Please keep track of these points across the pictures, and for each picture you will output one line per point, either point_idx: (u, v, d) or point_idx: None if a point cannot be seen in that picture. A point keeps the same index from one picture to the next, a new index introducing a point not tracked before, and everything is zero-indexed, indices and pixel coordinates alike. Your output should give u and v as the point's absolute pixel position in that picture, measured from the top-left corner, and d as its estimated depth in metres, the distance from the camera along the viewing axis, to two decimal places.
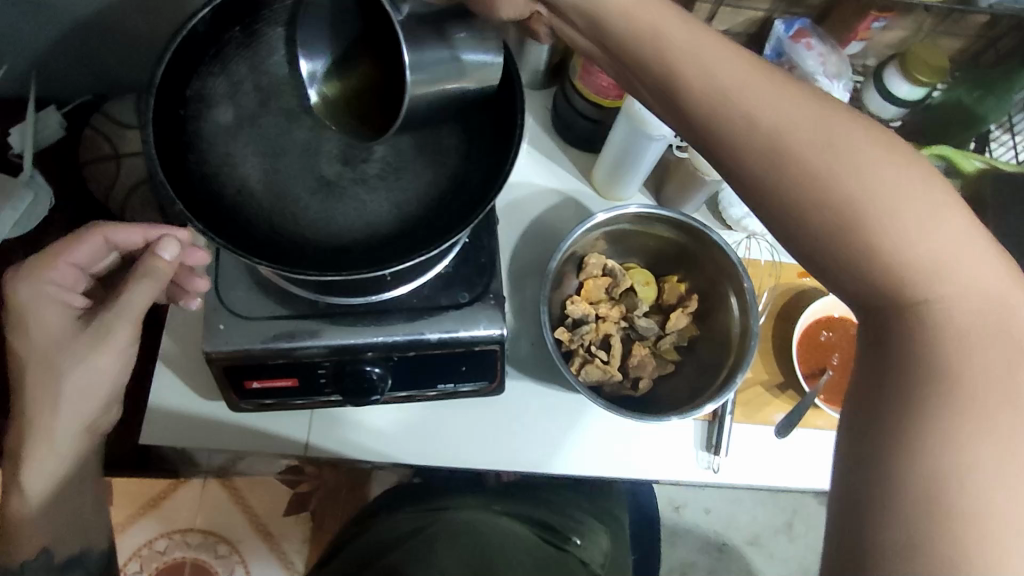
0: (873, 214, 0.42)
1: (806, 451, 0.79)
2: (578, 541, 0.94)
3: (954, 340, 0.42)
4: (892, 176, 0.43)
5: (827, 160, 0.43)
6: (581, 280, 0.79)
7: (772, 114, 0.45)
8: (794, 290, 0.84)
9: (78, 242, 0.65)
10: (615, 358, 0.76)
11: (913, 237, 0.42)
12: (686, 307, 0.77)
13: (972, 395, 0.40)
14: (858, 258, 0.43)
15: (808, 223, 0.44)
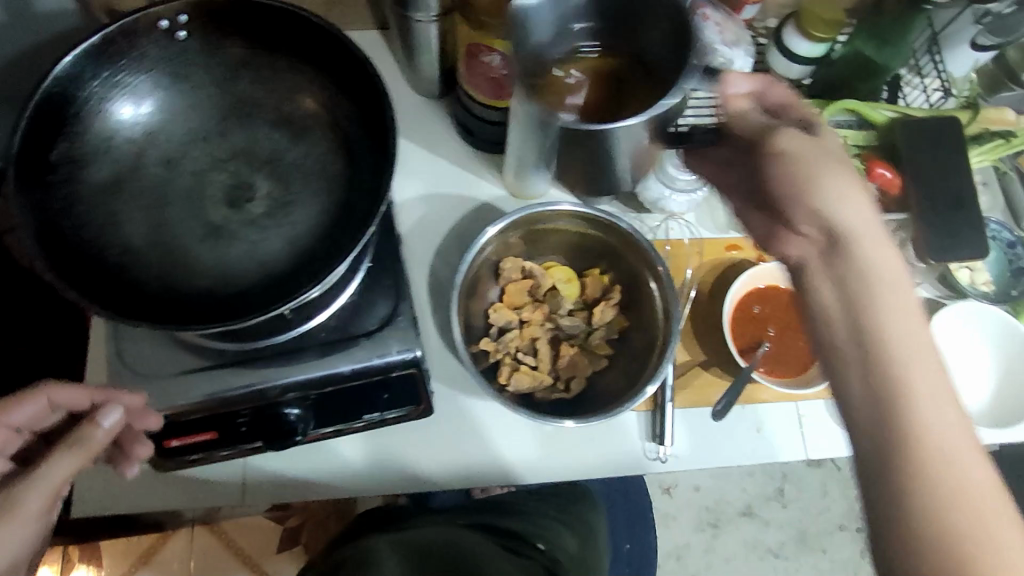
0: (964, 526, 0.47)
1: (749, 427, 0.78)
2: (542, 545, 0.93)
3: None
4: (987, 506, 0.47)
5: (954, 487, 0.48)
6: (502, 286, 0.78)
7: (964, 465, 0.49)
8: (721, 263, 0.82)
9: (21, 401, 0.63)
10: (543, 362, 0.74)
11: (1003, 566, 0.46)
12: (609, 300, 0.76)
13: None
14: (945, 570, 0.46)
15: (917, 520, 0.48)
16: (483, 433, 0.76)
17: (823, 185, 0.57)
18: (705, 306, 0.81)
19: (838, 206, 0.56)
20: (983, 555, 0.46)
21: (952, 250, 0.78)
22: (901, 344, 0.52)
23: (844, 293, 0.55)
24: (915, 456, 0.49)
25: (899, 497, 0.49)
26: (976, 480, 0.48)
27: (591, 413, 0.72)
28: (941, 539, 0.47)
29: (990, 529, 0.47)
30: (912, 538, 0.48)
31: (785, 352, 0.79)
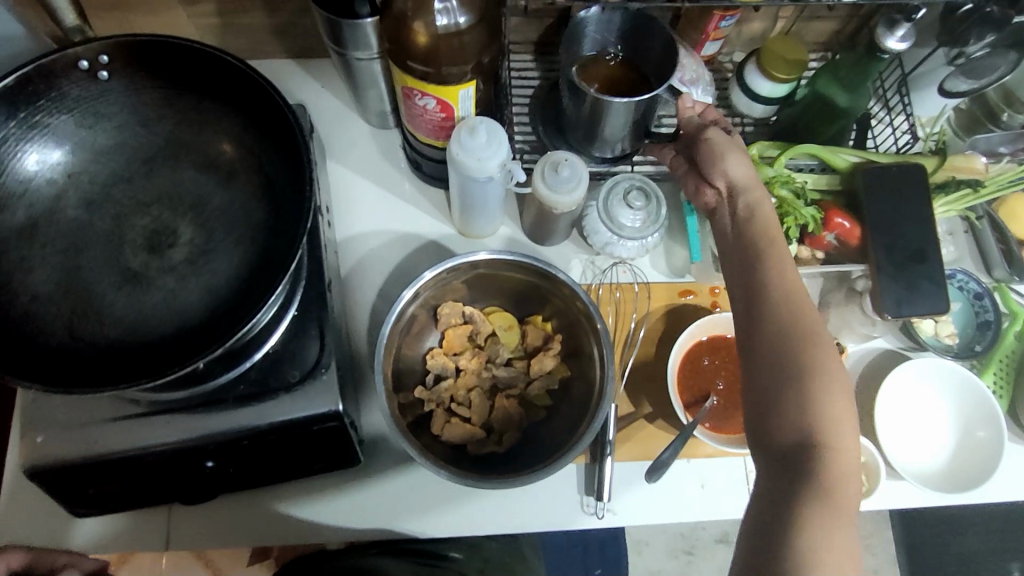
0: (782, 306, 0.56)
1: (692, 481, 0.75)
2: (455, 555, 0.78)
3: (830, 437, 0.52)
4: (803, 301, 0.56)
5: (779, 286, 0.57)
6: (442, 330, 0.76)
7: (787, 274, 0.58)
8: (673, 309, 0.79)
9: None
10: (477, 414, 0.72)
11: (811, 338, 0.54)
12: (549, 350, 0.74)
13: (834, 475, 0.50)
14: (769, 339, 0.56)
15: (762, 308, 0.57)
16: (417, 482, 0.74)
17: (729, 158, 0.65)
18: (651, 355, 0.78)
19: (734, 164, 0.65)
20: (811, 376, 0.53)
21: (908, 301, 0.74)
22: (748, 183, 0.64)
23: (742, 218, 0.63)
24: (764, 289, 0.58)
25: (742, 304, 0.59)
26: (812, 315, 0.56)
27: (521, 468, 0.69)
28: (773, 328, 0.56)
29: (820, 352, 0.54)
30: (754, 364, 0.56)
31: (733, 408, 0.76)
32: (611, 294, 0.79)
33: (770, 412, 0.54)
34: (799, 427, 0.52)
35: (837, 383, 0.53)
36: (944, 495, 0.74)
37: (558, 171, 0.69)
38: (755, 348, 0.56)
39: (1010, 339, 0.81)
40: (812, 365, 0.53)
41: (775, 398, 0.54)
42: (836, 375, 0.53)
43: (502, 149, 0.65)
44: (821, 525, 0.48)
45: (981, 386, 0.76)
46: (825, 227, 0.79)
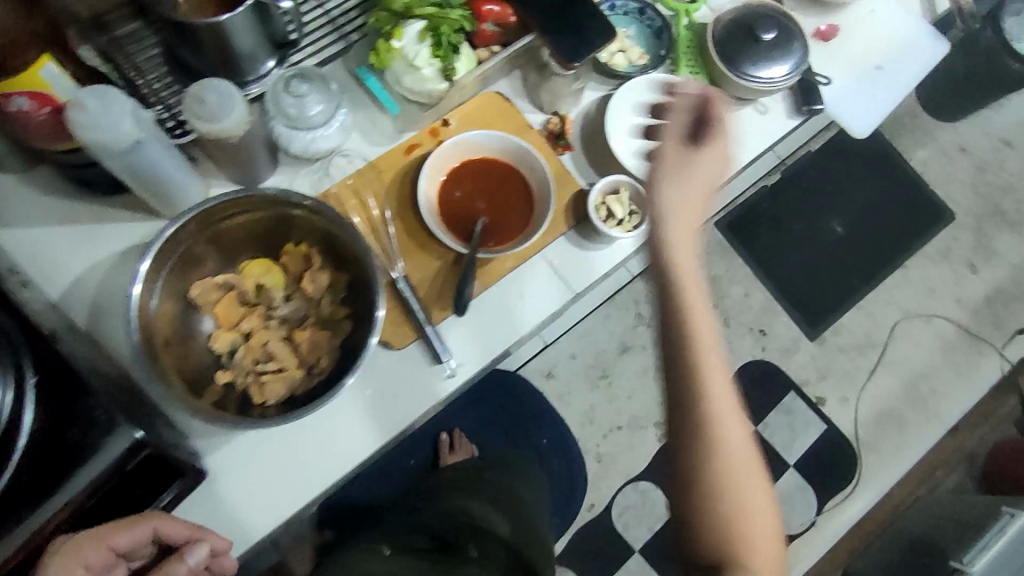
0: (726, 419, 0.62)
1: (511, 299, 0.78)
2: (474, 552, 0.92)
3: (746, 536, 0.61)
4: (720, 380, 0.62)
5: (704, 371, 0.62)
6: (208, 312, 0.71)
7: (716, 354, 0.63)
8: (409, 168, 0.80)
9: (129, 525, 0.61)
10: (285, 360, 0.70)
11: (752, 490, 0.62)
12: (316, 267, 0.72)
13: (749, 566, 0.60)
14: (700, 484, 0.62)
15: (690, 420, 0.62)
16: (279, 453, 0.72)
17: (669, 204, 0.64)
18: (410, 220, 0.78)
19: (673, 195, 0.64)
20: (723, 488, 0.61)
21: (583, 50, 0.78)
22: (672, 207, 0.64)
23: (679, 184, 0.64)
24: (690, 360, 0.62)
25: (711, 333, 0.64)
26: (724, 395, 0.62)
27: (345, 379, 0.68)
28: (730, 500, 0.61)
29: (751, 548, 0.61)
30: (699, 506, 0.62)
31: (504, 220, 0.79)
32: (346, 186, 0.78)
33: (682, 495, 0.63)
34: (720, 541, 0.61)
35: (728, 417, 0.62)
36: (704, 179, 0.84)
37: (204, 100, 0.66)
38: (688, 471, 0.62)
39: (683, 31, 0.90)
40: (738, 495, 0.62)
41: (712, 539, 0.61)
42: (733, 445, 0.62)
43: (122, 104, 0.61)
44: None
45: (671, 75, 0.85)
46: (480, 20, 0.79)
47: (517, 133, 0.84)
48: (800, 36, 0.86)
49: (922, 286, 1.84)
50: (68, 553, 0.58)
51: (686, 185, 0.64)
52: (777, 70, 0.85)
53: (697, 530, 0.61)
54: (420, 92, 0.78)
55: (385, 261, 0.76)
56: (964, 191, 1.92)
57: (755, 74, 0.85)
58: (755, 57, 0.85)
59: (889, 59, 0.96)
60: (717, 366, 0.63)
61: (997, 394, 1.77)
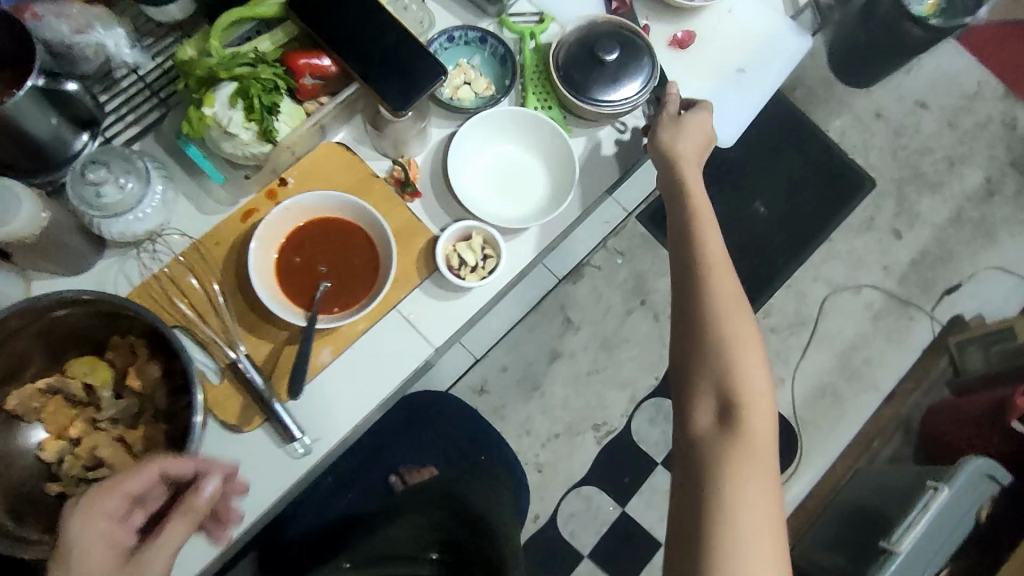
0: (715, 284, 0.75)
1: (367, 361, 0.75)
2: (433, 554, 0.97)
3: (740, 381, 0.69)
4: (716, 276, 0.76)
5: (711, 254, 0.77)
6: (35, 421, 0.68)
7: (718, 271, 0.76)
8: (247, 236, 0.76)
9: (129, 478, 0.56)
10: (116, 464, 0.66)
11: (744, 343, 0.72)
12: (141, 360, 0.68)
13: (752, 396, 0.69)
14: (710, 328, 0.72)
15: (700, 271, 0.76)
16: None
17: (680, 133, 0.83)
18: (245, 294, 0.74)
19: (679, 142, 0.82)
20: (733, 334, 0.71)
21: (414, 89, 0.74)
22: (687, 160, 0.83)
23: (671, 128, 0.83)
24: (710, 275, 0.76)
25: (678, 224, 0.80)
26: (715, 266, 0.76)
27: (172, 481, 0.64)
28: (728, 310, 0.73)
29: (751, 392, 0.69)
30: (697, 352, 0.72)
31: (349, 279, 0.75)
32: (179, 264, 0.74)
33: (689, 386, 0.72)
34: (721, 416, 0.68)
35: (724, 283, 0.74)
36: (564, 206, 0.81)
37: None
38: (690, 352, 0.73)
39: (531, 54, 0.86)
40: (730, 342, 0.71)
41: (715, 372, 0.70)
42: (725, 305, 0.73)
43: None
44: (735, 470, 0.65)
45: (508, 108, 0.82)
46: (296, 75, 0.75)
47: (358, 185, 0.80)
48: (644, 50, 0.84)
49: (850, 257, 1.81)
50: (76, 520, 0.53)
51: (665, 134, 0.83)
52: (629, 89, 0.83)
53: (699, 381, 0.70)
54: (246, 157, 0.74)
55: (225, 340, 0.73)
56: (883, 156, 1.88)
57: (607, 98, 0.82)
58: (604, 81, 0.82)
59: (753, 62, 0.94)
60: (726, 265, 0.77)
61: (929, 357, 1.75)
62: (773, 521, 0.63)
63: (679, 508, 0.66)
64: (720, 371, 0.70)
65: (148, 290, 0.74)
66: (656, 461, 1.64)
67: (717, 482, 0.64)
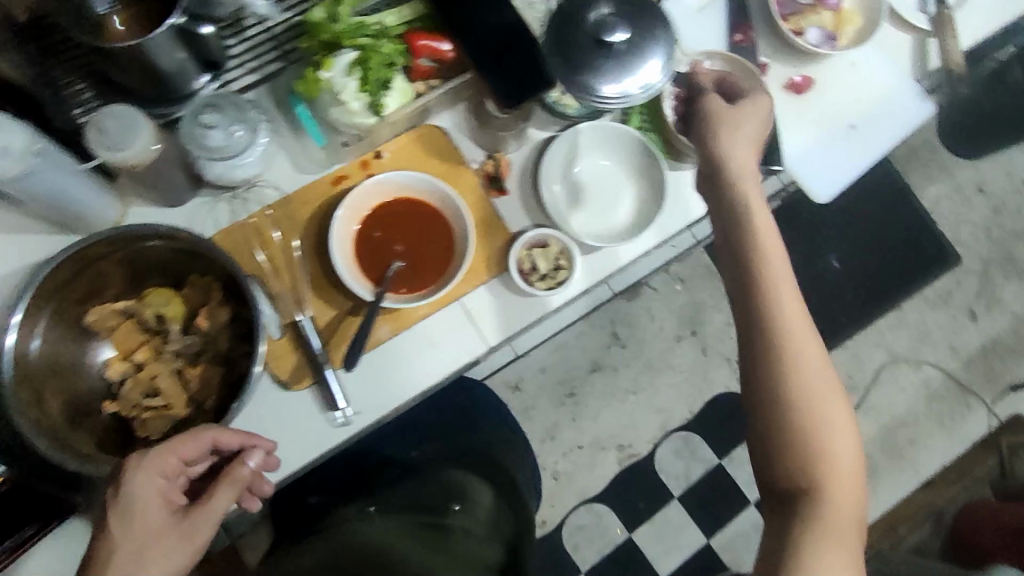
0: (787, 334, 0.65)
1: (422, 346, 0.76)
2: (457, 507, 0.96)
3: (824, 455, 0.63)
4: (788, 309, 0.66)
5: (787, 294, 0.67)
6: (106, 339, 0.71)
7: (796, 318, 0.66)
8: (331, 202, 0.77)
9: (185, 440, 0.60)
10: (172, 397, 0.69)
11: (828, 400, 0.64)
12: (213, 302, 0.70)
13: (834, 470, 0.63)
14: (782, 388, 0.64)
15: (777, 318, 0.65)
16: None
17: (741, 130, 0.73)
18: (320, 258, 0.75)
19: (732, 136, 0.73)
20: (800, 385, 0.64)
21: (523, 91, 0.73)
22: (747, 168, 0.73)
23: (721, 118, 0.75)
24: (775, 323, 0.66)
25: (741, 230, 0.70)
26: (794, 307, 0.66)
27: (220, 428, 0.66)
28: (806, 360, 0.65)
29: (836, 462, 0.63)
30: (766, 420, 0.65)
31: (422, 264, 0.76)
32: (264, 216, 0.76)
33: (756, 434, 0.66)
34: (803, 481, 0.63)
35: (797, 335, 0.65)
36: (647, 233, 0.80)
37: (104, 128, 0.64)
38: (758, 411, 0.66)
39: None
40: (807, 411, 0.64)
41: (789, 445, 0.63)
42: (800, 355, 0.64)
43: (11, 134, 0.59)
44: (826, 555, 0.60)
45: (613, 124, 0.81)
46: (414, 54, 0.75)
47: (449, 170, 0.80)
48: (655, 36, 0.78)
49: (917, 329, 1.73)
50: (134, 474, 0.58)
51: (722, 128, 0.74)
52: (640, 78, 0.77)
53: (774, 449, 0.64)
54: (350, 126, 0.75)
55: (293, 299, 0.74)
56: (975, 235, 1.78)
57: (610, 93, 0.76)
58: (598, 68, 0.76)
59: (864, 118, 0.90)
60: (793, 307, 0.66)
61: (977, 452, 1.67)
62: None
63: (764, 566, 0.64)
64: (791, 436, 0.63)
65: (230, 236, 0.75)
66: (674, 494, 1.62)
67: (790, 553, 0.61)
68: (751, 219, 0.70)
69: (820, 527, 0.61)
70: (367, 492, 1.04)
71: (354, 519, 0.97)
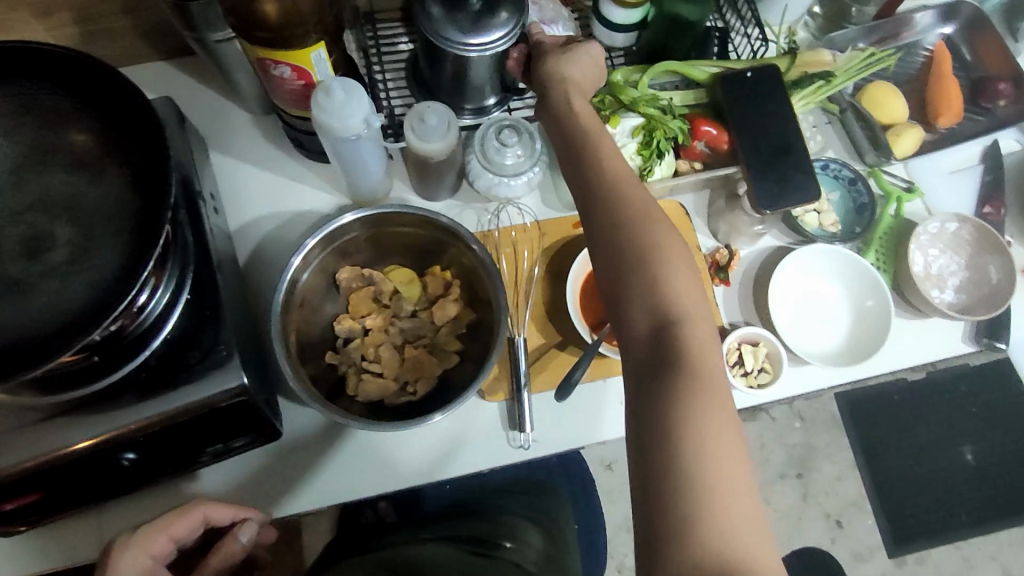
0: (607, 203, 0.58)
1: (612, 399, 0.78)
2: (510, 545, 0.89)
3: (661, 268, 0.55)
4: (612, 177, 0.59)
5: (591, 148, 0.61)
6: (345, 297, 0.77)
7: (612, 164, 0.60)
8: (570, 242, 0.82)
9: (176, 521, 0.65)
10: (390, 368, 0.74)
11: (641, 211, 0.57)
12: (450, 295, 0.76)
13: (665, 278, 0.55)
14: (618, 247, 0.57)
15: (592, 184, 0.60)
16: (340, 445, 0.75)
17: (571, 58, 0.67)
18: (547, 288, 0.80)
19: (559, 64, 0.67)
20: (647, 237, 0.56)
21: (780, 201, 0.76)
22: (561, 65, 0.67)
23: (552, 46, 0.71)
24: (599, 200, 0.59)
25: (580, 160, 0.61)
26: (618, 170, 0.60)
27: (428, 412, 0.71)
28: (634, 232, 0.57)
29: (674, 293, 0.55)
30: (608, 271, 0.57)
31: None
32: (507, 236, 0.82)
33: (626, 331, 0.56)
34: (657, 317, 0.54)
35: (618, 174, 0.60)
36: (858, 364, 0.79)
37: (424, 120, 0.71)
38: (621, 256, 0.57)
39: (888, 217, 0.86)
40: (644, 246, 0.56)
41: (629, 294, 0.56)
42: (629, 207, 0.58)
43: (362, 103, 0.66)
44: (688, 395, 0.51)
45: (853, 253, 0.82)
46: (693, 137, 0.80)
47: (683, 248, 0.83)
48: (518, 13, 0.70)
49: None
50: (123, 556, 0.63)
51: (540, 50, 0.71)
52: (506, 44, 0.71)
53: (629, 318, 0.55)
54: None
55: (513, 316, 0.79)
56: None
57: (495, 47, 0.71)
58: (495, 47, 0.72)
59: None
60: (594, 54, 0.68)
61: None
62: (733, 433, 0.51)
63: (634, 437, 0.52)
64: (636, 279, 0.55)
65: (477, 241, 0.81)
66: None
67: (681, 444, 0.49)
68: (572, 102, 0.65)
69: (679, 465, 0.48)
70: (424, 522, 1.04)
71: (411, 542, 0.94)
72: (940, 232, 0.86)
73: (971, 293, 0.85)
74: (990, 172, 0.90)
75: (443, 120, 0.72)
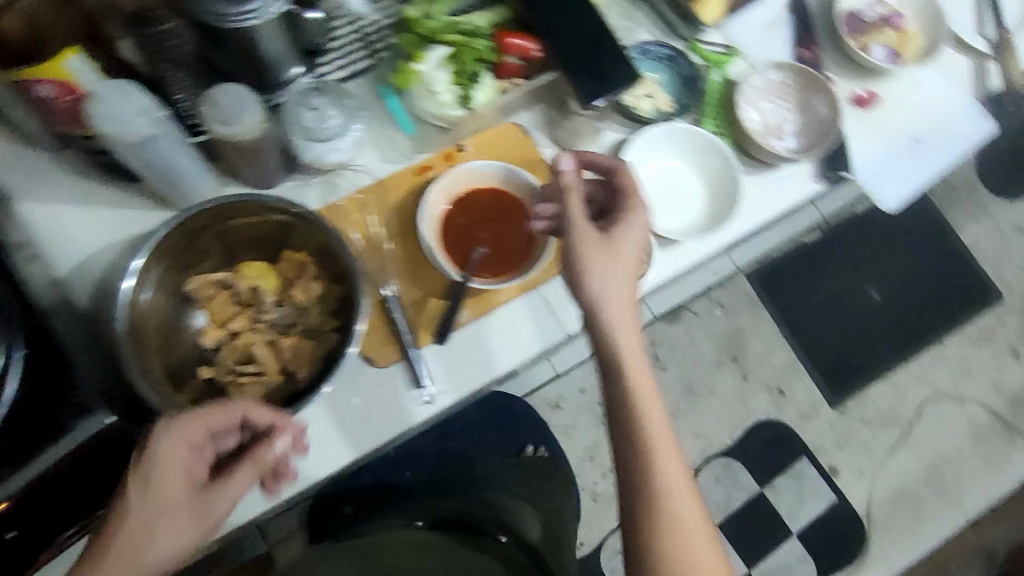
0: (642, 443, 0.65)
1: (501, 331, 0.78)
2: (504, 537, 0.87)
3: (686, 530, 0.63)
4: (640, 412, 0.67)
5: (621, 369, 0.68)
6: (203, 309, 0.74)
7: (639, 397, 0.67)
8: (418, 191, 0.80)
9: (217, 411, 0.61)
10: (267, 363, 0.72)
11: (678, 481, 0.65)
12: (308, 276, 0.74)
13: (684, 529, 0.63)
14: (651, 499, 0.64)
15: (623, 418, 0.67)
16: None
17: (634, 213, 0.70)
18: (408, 242, 0.79)
19: (610, 307, 0.68)
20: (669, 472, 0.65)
21: (603, 90, 0.77)
22: (598, 254, 0.68)
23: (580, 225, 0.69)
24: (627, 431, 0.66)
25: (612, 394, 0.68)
26: (634, 393, 0.67)
27: (313, 393, 0.68)
28: (655, 445, 0.66)
29: (689, 530, 0.63)
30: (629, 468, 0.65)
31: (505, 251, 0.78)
32: (353, 202, 0.79)
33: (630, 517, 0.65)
34: (656, 522, 0.63)
35: (647, 411, 0.67)
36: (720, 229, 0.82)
37: (219, 103, 0.68)
38: (644, 489, 0.65)
39: (714, 83, 0.89)
40: (663, 489, 0.64)
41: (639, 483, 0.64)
42: (669, 472, 0.65)
43: (138, 97, 0.62)
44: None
45: (690, 126, 0.84)
46: (503, 51, 0.79)
47: (530, 166, 0.83)
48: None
49: (958, 365, 1.68)
50: (165, 442, 0.59)
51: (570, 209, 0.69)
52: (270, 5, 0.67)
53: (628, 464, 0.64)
54: (440, 118, 0.78)
55: (380, 277, 0.77)
56: (1014, 273, 1.74)
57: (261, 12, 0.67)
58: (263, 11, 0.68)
59: (928, 133, 0.92)
60: (632, 236, 0.70)
61: None
62: None
63: None
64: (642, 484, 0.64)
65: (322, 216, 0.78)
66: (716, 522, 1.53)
67: None
68: (594, 290, 0.68)
69: None
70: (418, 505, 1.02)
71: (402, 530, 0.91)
72: (765, 84, 0.88)
73: (810, 133, 0.88)
74: (799, 19, 0.93)
75: (241, 98, 0.69)
